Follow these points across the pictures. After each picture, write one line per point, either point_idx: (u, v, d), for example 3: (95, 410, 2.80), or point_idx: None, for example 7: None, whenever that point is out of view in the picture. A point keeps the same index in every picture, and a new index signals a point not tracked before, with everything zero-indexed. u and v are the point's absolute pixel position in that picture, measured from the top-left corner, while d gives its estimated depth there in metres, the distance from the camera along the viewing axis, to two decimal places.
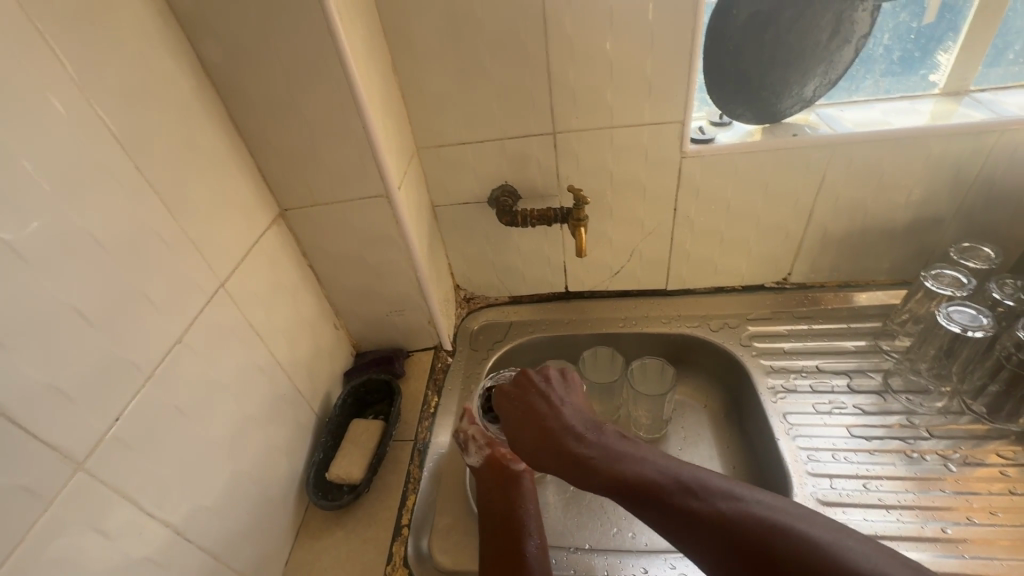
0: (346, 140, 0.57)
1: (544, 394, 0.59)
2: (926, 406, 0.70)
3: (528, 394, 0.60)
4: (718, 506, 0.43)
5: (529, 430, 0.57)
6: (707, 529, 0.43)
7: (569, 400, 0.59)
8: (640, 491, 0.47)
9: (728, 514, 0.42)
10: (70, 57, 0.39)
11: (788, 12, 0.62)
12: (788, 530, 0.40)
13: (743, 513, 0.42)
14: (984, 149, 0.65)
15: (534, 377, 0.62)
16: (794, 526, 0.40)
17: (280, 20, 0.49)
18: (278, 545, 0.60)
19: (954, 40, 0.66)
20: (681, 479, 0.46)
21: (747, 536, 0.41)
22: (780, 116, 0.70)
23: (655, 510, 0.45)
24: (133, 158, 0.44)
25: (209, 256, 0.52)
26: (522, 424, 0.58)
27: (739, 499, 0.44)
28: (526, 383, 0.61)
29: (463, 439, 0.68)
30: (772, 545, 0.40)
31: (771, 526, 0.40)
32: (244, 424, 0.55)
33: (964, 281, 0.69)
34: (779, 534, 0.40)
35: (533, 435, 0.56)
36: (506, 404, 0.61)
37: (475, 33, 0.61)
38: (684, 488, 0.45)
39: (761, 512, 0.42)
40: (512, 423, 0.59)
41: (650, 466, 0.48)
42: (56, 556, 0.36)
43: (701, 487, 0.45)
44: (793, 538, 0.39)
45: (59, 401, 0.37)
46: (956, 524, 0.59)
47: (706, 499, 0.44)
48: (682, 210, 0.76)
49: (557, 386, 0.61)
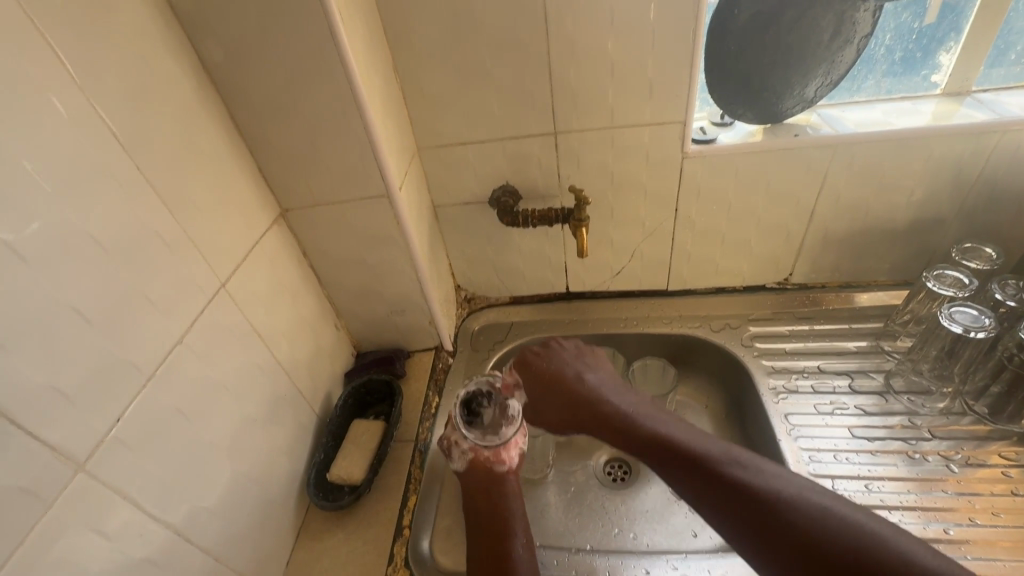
0: (347, 140, 0.57)
1: (579, 365, 0.68)
2: (928, 407, 0.70)
3: (563, 362, 0.69)
4: (759, 479, 0.47)
5: (564, 391, 0.66)
6: (743, 496, 0.47)
7: (605, 374, 0.67)
8: (672, 450, 0.53)
9: (768, 487, 0.46)
10: (70, 56, 0.38)
11: (790, 13, 0.61)
12: (828, 511, 0.43)
13: (795, 496, 0.45)
14: (986, 149, 0.65)
15: (570, 348, 0.71)
16: (842, 511, 0.43)
17: (281, 19, 0.49)
18: (278, 546, 0.60)
19: (955, 40, 0.66)
20: (726, 454, 0.51)
21: (785, 508, 0.44)
22: (781, 117, 0.69)
23: (687, 470, 0.51)
24: (134, 158, 0.44)
25: (210, 256, 0.52)
26: (558, 386, 0.66)
27: (780, 479, 0.47)
28: (563, 354, 0.70)
29: (446, 445, 0.66)
30: (806, 517, 0.43)
31: (815, 506, 0.44)
32: (244, 424, 0.55)
33: (966, 282, 0.69)
34: (825, 514, 0.43)
35: (570, 397, 0.65)
36: (539, 365, 0.69)
37: (476, 33, 0.61)
38: (727, 459, 0.50)
39: (813, 498, 0.44)
40: (546, 385, 0.67)
41: (692, 437, 0.53)
42: (56, 558, 0.36)
43: (744, 461, 0.50)
44: (839, 520, 0.42)
45: (59, 402, 0.37)
46: (958, 525, 0.58)
47: (745, 470, 0.48)
48: (683, 211, 0.75)
49: (591, 360, 0.69)
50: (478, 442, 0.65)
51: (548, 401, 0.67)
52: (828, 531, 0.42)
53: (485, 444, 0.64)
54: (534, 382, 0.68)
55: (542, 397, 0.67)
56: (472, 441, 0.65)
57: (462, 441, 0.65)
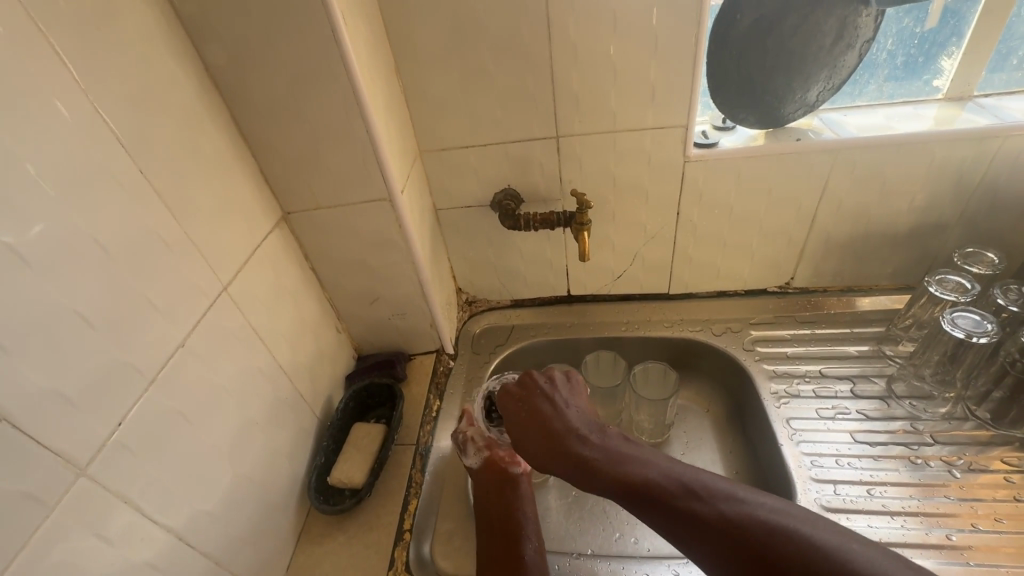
0: (349, 143, 0.57)
1: (548, 395, 0.59)
2: (930, 412, 0.69)
3: (533, 395, 0.60)
4: (723, 509, 0.43)
5: (528, 430, 0.57)
6: (713, 532, 0.42)
7: (574, 404, 0.59)
8: (641, 492, 0.46)
9: (732, 518, 0.42)
10: (74, 60, 0.38)
11: (793, 17, 0.61)
12: (790, 534, 0.40)
13: (753, 520, 0.42)
14: (987, 154, 0.65)
15: (539, 378, 0.61)
16: (798, 529, 0.40)
17: (285, 23, 0.49)
18: (279, 549, 0.60)
19: (958, 44, 0.66)
20: (687, 484, 0.46)
21: (754, 539, 0.41)
22: (783, 121, 0.69)
23: (654, 510, 0.45)
24: (137, 161, 0.44)
25: (212, 259, 0.52)
26: (524, 424, 0.58)
27: (742, 502, 0.43)
28: (531, 383, 0.61)
29: (462, 440, 0.67)
30: (774, 546, 0.40)
31: (774, 529, 0.40)
32: (245, 427, 0.55)
33: (968, 287, 0.69)
34: (785, 535, 0.40)
35: (534, 435, 0.56)
36: (509, 401, 0.61)
37: (479, 38, 0.61)
38: (689, 491, 0.45)
39: (769, 517, 0.41)
40: (513, 424, 0.59)
41: (654, 469, 0.48)
42: (58, 561, 0.36)
43: (706, 490, 0.45)
44: (791, 536, 0.40)
45: (62, 406, 0.37)
46: (961, 531, 0.58)
47: (710, 502, 0.44)
48: (684, 214, 0.75)
49: (562, 389, 0.61)
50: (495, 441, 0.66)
51: (511, 430, 0.59)
52: (775, 549, 0.40)
53: (501, 443, 0.66)
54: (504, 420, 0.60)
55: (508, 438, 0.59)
56: (490, 439, 0.66)
57: (480, 438, 0.67)
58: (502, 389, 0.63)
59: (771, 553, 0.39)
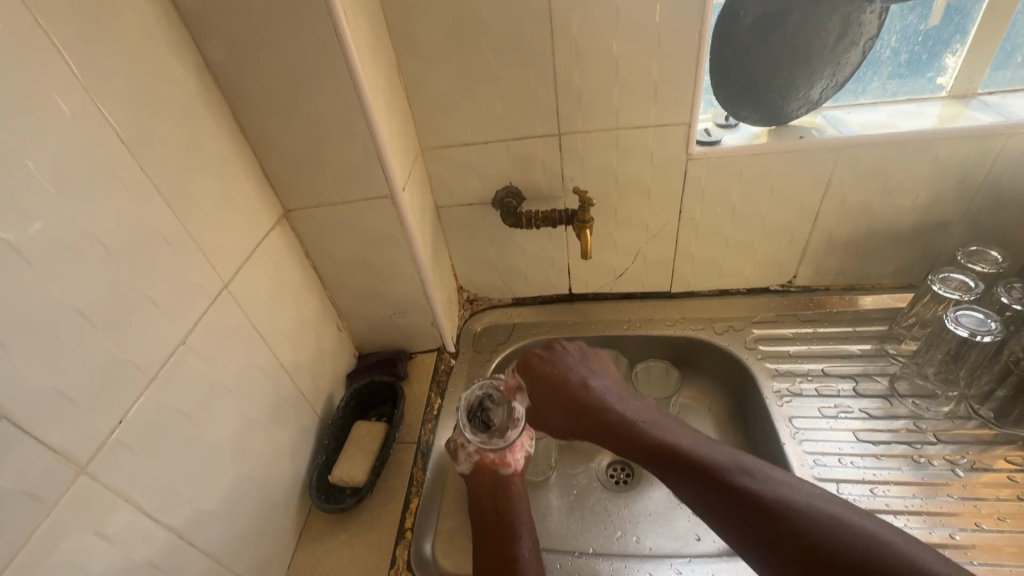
0: (351, 141, 0.57)
1: (582, 366, 0.69)
2: (933, 411, 0.69)
3: (566, 363, 0.69)
4: (763, 487, 0.49)
5: (566, 395, 0.66)
6: (750, 504, 0.48)
7: (605, 373, 0.69)
8: (680, 460, 0.54)
9: (772, 496, 0.48)
10: (75, 56, 0.38)
11: (796, 14, 0.61)
12: (819, 513, 0.45)
13: (792, 500, 0.47)
14: (991, 152, 0.65)
15: (571, 348, 0.71)
16: (835, 511, 0.45)
17: (287, 19, 0.48)
18: (280, 548, 0.60)
19: (962, 42, 0.65)
20: (727, 460, 0.52)
21: (789, 513, 0.46)
22: (786, 119, 0.69)
23: (693, 479, 0.52)
24: (138, 158, 0.43)
25: (213, 257, 0.51)
26: (562, 390, 0.66)
27: (779, 483, 0.49)
28: (563, 353, 0.70)
29: (452, 447, 0.66)
30: (808, 521, 0.45)
31: (808, 506, 0.46)
32: (247, 426, 0.55)
33: (971, 286, 0.68)
34: (821, 515, 0.45)
35: (571, 399, 0.65)
36: (545, 368, 0.68)
37: (481, 34, 0.61)
38: (729, 466, 0.52)
39: (810, 501, 0.47)
40: (550, 391, 0.67)
41: (690, 440, 0.56)
42: (58, 562, 0.36)
43: (747, 468, 0.51)
44: (827, 517, 0.45)
45: (62, 405, 0.37)
46: (964, 530, 0.58)
47: (749, 478, 0.50)
48: (687, 212, 0.75)
49: (591, 358, 0.71)
50: (484, 444, 0.65)
51: (547, 396, 0.67)
52: (811, 526, 0.45)
53: (490, 447, 0.64)
54: (539, 387, 0.68)
55: (545, 402, 0.67)
56: (478, 443, 0.65)
57: (468, 444, 0.65)
58: (536, 357, 0.70)
59: (803, 526, 0.45)
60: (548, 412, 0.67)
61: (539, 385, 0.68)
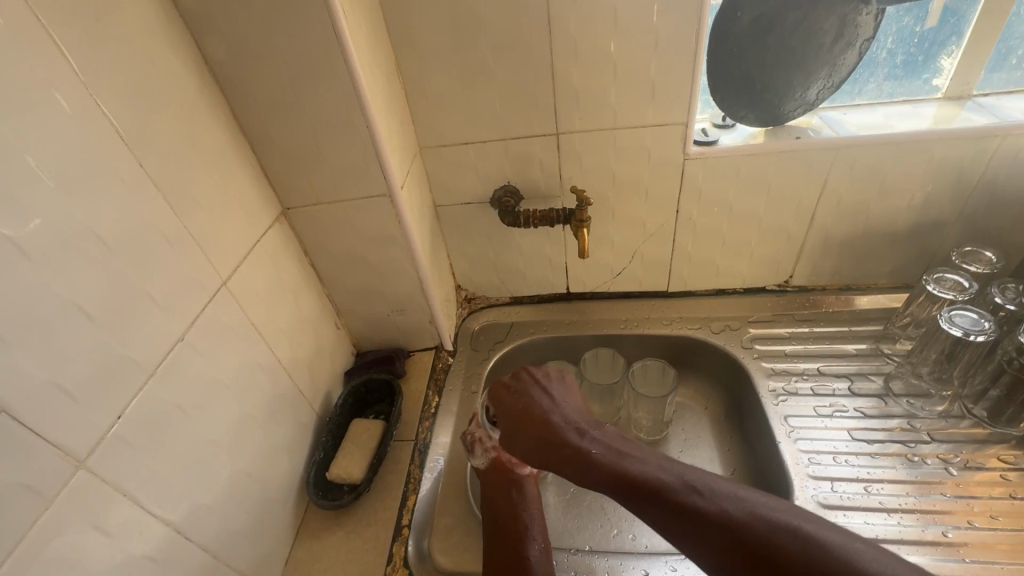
0: (349, 140, 0.57)
1: (544, 391, 0.62)
2: (927, 410, 0.70)
3: (529, 391, 0.62)
4: (724, 505, 0.44)
5: (530, 429, 0.58)
6: (711, 528, 0.43)
7: (568, 401, 0.61)
8: (635, 486, 0.47)
9: (733, 515, 0.42)
10: (75, 54, 0.38)
11: (793, 15, 0.61)
12: (786, 529, 0.40)
13: (755, 518, 0.42)
14: (986, 153, 0.65)
15: (535, 374, 0.64)
16: (800, 526, 0.40)
17: (287, 17, 0.49)
18: (278, 543, 0.60)
19: (957, 44, 0.66)
20: (686, 479, 0.47)
21: (752, 536, 0.41)
22: (783, 119, 0.70)
23: (650, 504, 0.46)
24: (136, 154, 0.44)
25: (212, 254, 0.52)
26: (524, 421, 0.59)
27: (740, 498, 0.44)
28: (525, 382, 0.63)
29: (470, 440, 0.67)
30: (772, 542, 0.40)
31: (775, 525, 0.41)
32: (244, 422, 0.55)
33: (966, 285, 0.69)
34: (785, 534, 0.40)
35: (533, 434, 0.57)
36: (505, 397, 0.63)
37: (479, 34, 0.61)
38: (685, 486, 0.46)
39: (772, 514, 0.42)
40: (515, 420, 0.60)
41: (650, 464, 0.49)
42: (56, 556, 0.36)
43: (704, 486, 0.46)
44: (793, 535, 0.40)
45: (61, 400, 0.37)
46: (957, 528, 0.59)
47: (708, 497, 0.44)
48: (683, 212, 0.76)
49: (557, 387, 0.63)
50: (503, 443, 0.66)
51: (509, 430, 0.60)
52: (778, 547, 0.39)
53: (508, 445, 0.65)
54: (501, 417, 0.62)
55: (507, 432, 0.60)
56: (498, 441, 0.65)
57: (487, 439, 0.66)
58: (497, 388, 0.65)
59: (770, 546, 0.40)
60: (511, 446, 0.60)
61: (500, 412, 0.63)
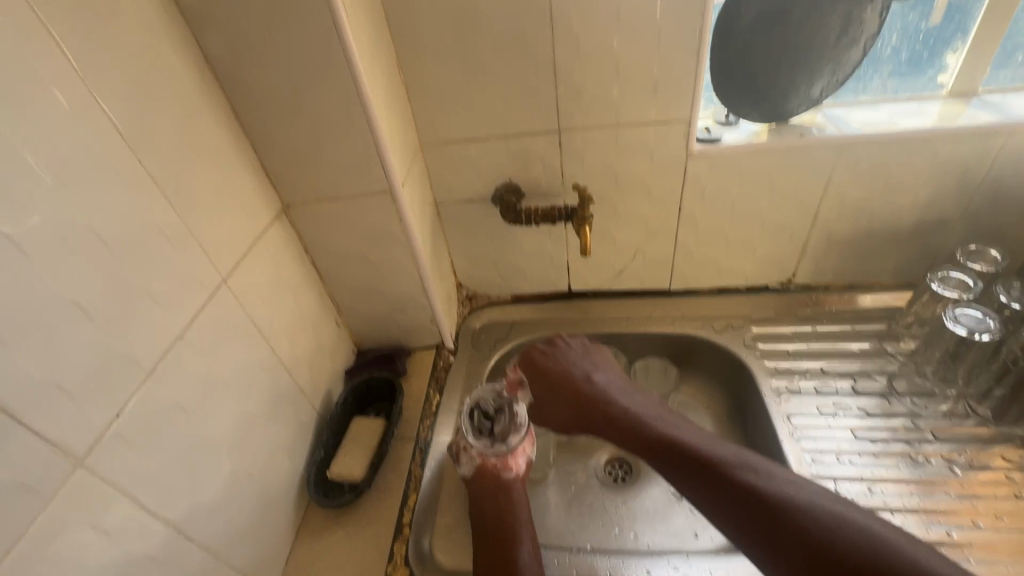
0: (350, 136, 0.57)
1: (584, 362, 0.70)
2: (931, 409, 0.69)
3: (569, 360, 0.70)
4: (753, 475, 0.52)
5: (572, 391, 0.67)
6: (739, 490, 0.52)
7: (607, 369, 0.70)
8: (681, 454, 0.57)
9: (772, 492, 0.50)
10: (73, 49, 0.38)
11: (798, 10, 0.61)
12: (820, 510, 0.48)
13: (791, 496, 0.50)
14: (991, 151, 0.65)
15: (575, 345, 0.71)
16: (818, 501, 0.49)
17: (286, 11, 0.48)
18: (279, 543, 0.60)
19: (963, 40, 0.65)
20: (727, 454, 0.55)
21: (777, 502, 0.49)
22: (787, 116, 0.69)
23: (694, 471, 0.55)
24: (136, 151, 0.43)
25: (212, 251, 0.51)
26: (566, 385, 0.68)
27: (765, 472, 0.53)
28: (564, 348, 0.71)
29: (455, 449, 0.65)
30: (804, 517, 0.48)
31: (813, 505, 0.48)
32: (244, 421, 0.55)
33: (970, 284, 0.69)
34: (818, 512, 0.48)
35: (575, 396, 0.67)
36: (547, 365, 0.69)
37: (481, 29, 0.60)
38: (731, 459, 0.54)
39: (825, 505, 0.48)
40: (555, 384, 0.68)
41: (693, 436, 0.58)
42: (53, 557, 0.36)
43: (734, 457, 0.55)
44: (810, 505, 0.49)
45: (59, 398, 0.36)
46: (961, 528, 0.58)
47: (748, 472, 0.53)
48: (686, 210, 0.75)
49: (596, 356, 0.71)
50: (486, 448, 0.64)
51: (550, 392, 0.68)
52: (814, 523, 0.47)
53: (492, 451, 0.63)
54: (539, 380, 0.69)
55: (547, 395, 0.68)
56: (481, 447, 0.63)
57: (470, 447, 0.64)
58: (535, 351, 0.72)
59: (803, 521, 0.47)
60: (551, 405, 0.68)
61: (539, 380, 0.69)
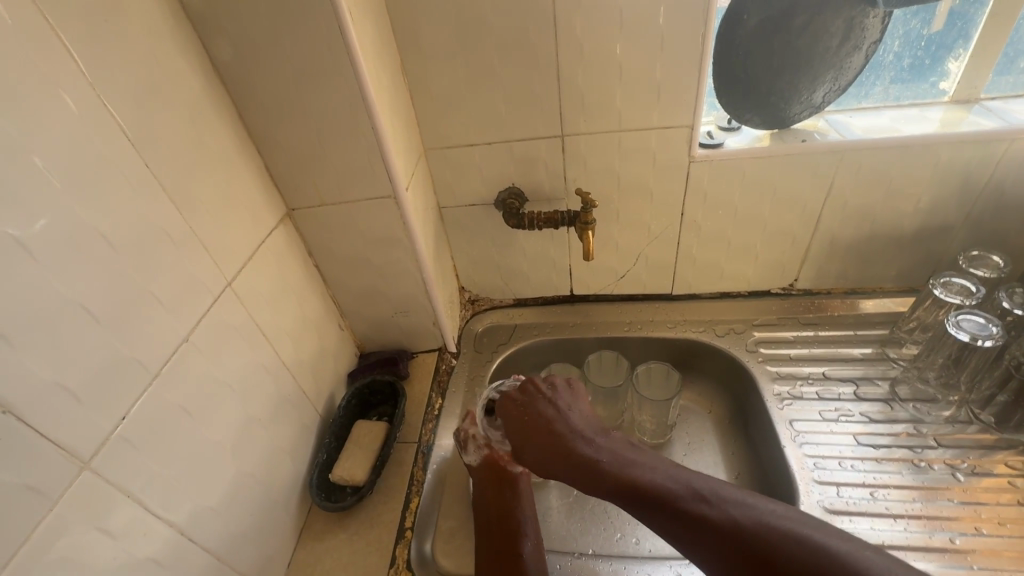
0: (354, 141, 0.57)
1: (550, 400, 0.59)
2: (933, 415, 0.69)
3: (534, 400, 0.60)
4: (732, 514, 0.43)
5: (537, 436, 0.56)
6: (720, 538, 0.42)
7: (576, 408, 0.58)
8: (644, 493, 0.47)
9: (742, 525, 0.42)
10: (83, 55, 0.39)
11: (800, 18, 0.61)
12: (798, 541, 0.40)
13: (762, 527, 0.42)
14: (993, 158, 0.65)
15: (540, 384, 0.61)
16: (810, 536, 0.40)
17: (292, 18, 0.49)
18: (280, 545, 0.60)
19: (964, 47, 0.65)
20: (694, 487, 0.46)
21: (763, 547, 0.41)
22: (789, 122, 0.70)
23: (662, 516, 0.46)
24: (143, 155, 0.44)
25: (217, 255, 0.52)
26: (530, 431, 0.57)
27: (752, 507, 0.44)
28: (532, 389, 0.61)
29: (463, 438, 0.67)
30: (781, 556, 0.40)
31: (787, 536, 0.40)
32: (248, 423, 0.55)
33: (973, 290, 0.68)
34: (794, 543, 0.40)
35: (541, 442, 0.56)
36: (511, 406, 0.61)
37: (484, 34, 0.61)
38: (695, 494, 0.46)
39: (796, 529, 0.41)
40: (521, 431, 0.58)
41: (659, 473, 0.48)
42: (58, 558, 0.36)
43: (713, 495, 0.45)
44: (801, 544, 0.40)
45: (67, 400, 0.37)
46: (964, 535, 0.58)
47: (717, 506, 0.44)
48: (688, 215, 0.75)
49: (564, 394, 0.60)
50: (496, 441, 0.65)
51: (515, 437, 0.59)
52: (790, 561, 0.39)
53: (501, 443, 0.65)
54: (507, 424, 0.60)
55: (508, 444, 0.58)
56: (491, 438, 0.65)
57: (479, 436, 0.66)
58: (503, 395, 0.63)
59: (779, 560, 0.39)
60: (518, 454, 0.58)
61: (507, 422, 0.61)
